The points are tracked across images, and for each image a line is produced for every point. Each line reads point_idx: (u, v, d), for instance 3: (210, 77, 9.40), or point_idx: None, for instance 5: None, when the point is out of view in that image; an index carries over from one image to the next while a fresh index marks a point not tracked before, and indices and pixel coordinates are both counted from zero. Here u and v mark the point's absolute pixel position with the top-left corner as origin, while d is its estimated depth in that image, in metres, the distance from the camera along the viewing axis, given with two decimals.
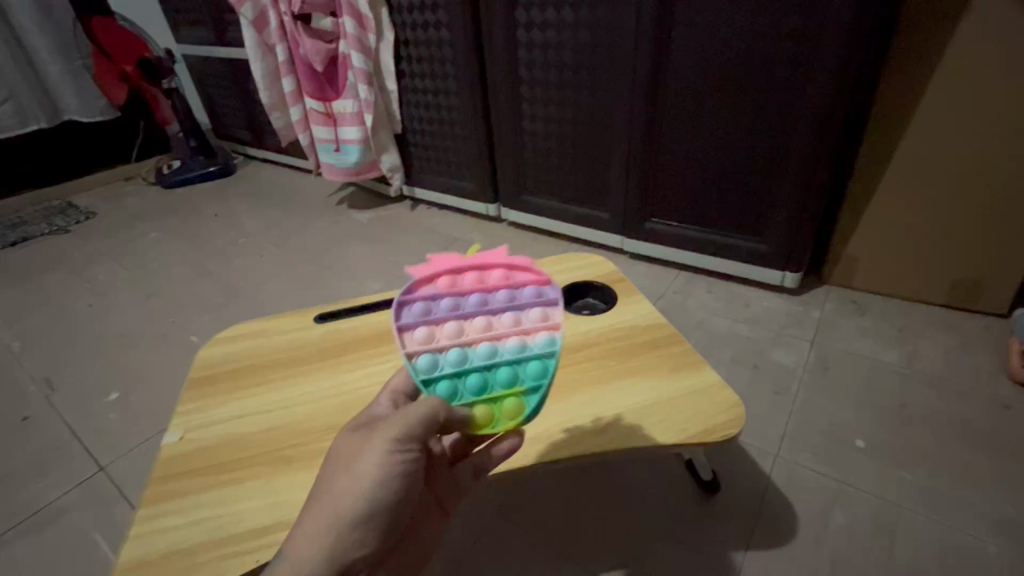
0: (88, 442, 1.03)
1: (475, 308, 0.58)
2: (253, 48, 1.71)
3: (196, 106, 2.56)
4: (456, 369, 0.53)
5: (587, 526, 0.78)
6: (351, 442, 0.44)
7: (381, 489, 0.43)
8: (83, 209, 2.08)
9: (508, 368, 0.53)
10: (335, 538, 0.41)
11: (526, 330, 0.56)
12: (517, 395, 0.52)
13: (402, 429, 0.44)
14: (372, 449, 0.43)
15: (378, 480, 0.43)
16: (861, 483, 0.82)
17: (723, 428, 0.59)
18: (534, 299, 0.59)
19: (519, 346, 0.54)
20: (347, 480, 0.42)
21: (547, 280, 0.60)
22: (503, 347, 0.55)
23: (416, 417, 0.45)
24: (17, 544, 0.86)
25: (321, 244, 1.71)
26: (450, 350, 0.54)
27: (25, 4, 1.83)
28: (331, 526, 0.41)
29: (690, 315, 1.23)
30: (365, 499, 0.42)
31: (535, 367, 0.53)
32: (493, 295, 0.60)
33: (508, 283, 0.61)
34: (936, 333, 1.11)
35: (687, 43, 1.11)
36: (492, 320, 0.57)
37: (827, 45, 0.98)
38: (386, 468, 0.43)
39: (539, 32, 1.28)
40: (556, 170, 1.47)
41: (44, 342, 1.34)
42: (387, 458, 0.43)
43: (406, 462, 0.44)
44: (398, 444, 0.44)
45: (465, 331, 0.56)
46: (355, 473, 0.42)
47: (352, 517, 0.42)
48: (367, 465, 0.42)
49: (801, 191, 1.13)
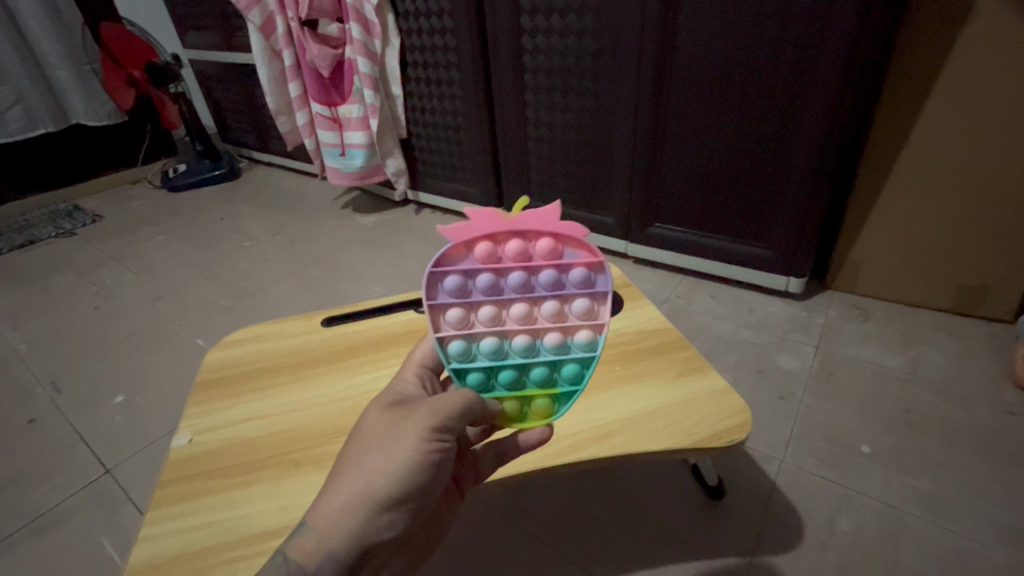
0: (94, 443, 1.04)
1: (514, 290, 0.48)
2: (260, 53, 1.73)
3: (203, 110, 2.58)
4: (490, 360, 0.48)
5: (591, 530, 0.78)
6: (388, 422, 0.43)
7: (413, 476, 0.41)
8: (90, 212, 2.09)
9: (543, 368, 0.48)
10: (362, 518, 0.40)
11: (569, 323, 0.48)
12: (550, 395, 0.49)
13: (442, 417, 0.42)
14: (409, 433, 0.42)
15: (411, 465, 0.41)
16: (865, 489, 0.82)
17: (729, 433, 0.59)
18: (581, 287, 0.48)
19: (557, 345, 0.48)
20: (380, 460, 0.41)
21: (600, 263, 0.48)
22: (542, 342, 0.48)
23: (454, 407, 0.43)
24: (23, 545, 0.87)
25: (326, 247, 1.72)
26: (484, 337, 0.48)
27: (36, 9, 1.86)
28: (360, 503, 0.40)
29: (695, 320, 1.23)
30: (396, 483, 0.41)
31: (572, 372, 0.48)
32: (536, 273, 0.48)
33: (557, 260, 0.49)
34: (940, 338, 1.11)
35: (691, 49, 1.12)
36: (533, 306, 0.49)
37: (832, 52, 0.98)
38: (420, 455, 0.42)
39: (544, 38, 1.29)
40: (561, 175, 1.48)
41: (51, 344, 1.35)
42: (423, 445, 0.42)
43: (440, 452, 0.43)
44: (435, 433, 0.42)
45: (503, 316, 0.48)
46: (390, 454, 0.41)
47: (383, 499, 0.41)
48: (404, 450, 0.41)
49: (804, 197, 1.14)
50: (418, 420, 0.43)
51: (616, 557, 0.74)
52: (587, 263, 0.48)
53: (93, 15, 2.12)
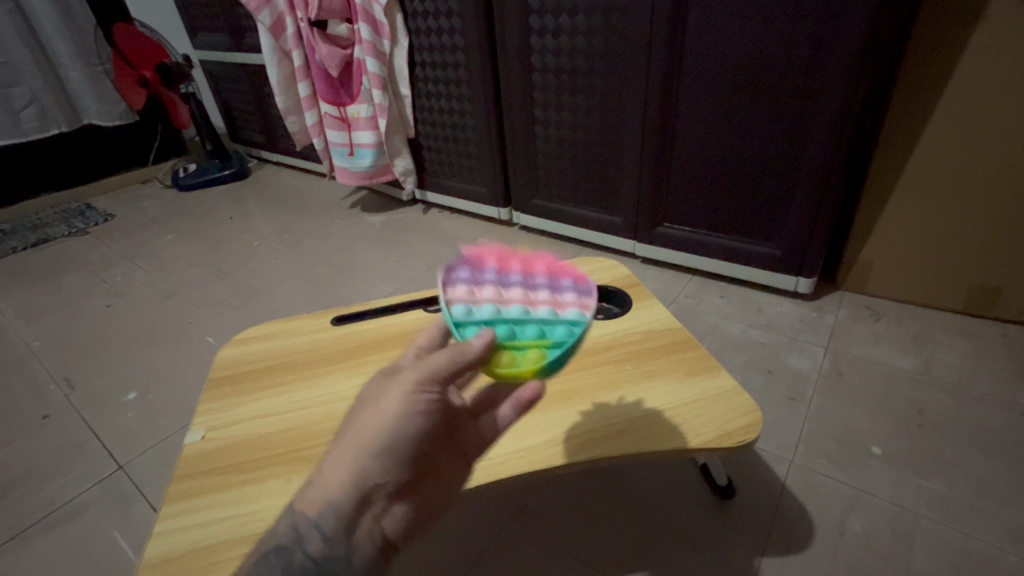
0: (108, 439, 1.05)
1: (516, 281, 0.52)
2: (270, 54, 1.74)
3: (213, 111, 2.61)
4: (489, 320, 0.47)
5: (600, 529, 0.78)
6: (376, 383, 0.41)
7: (404, 430, 0.38)
8: (102, 211, 2.11)
9: (537, 326, 0.49)
10: (359, 470, 0.37)
11: (561, 303, 0.53)
12: (540, 347, 0.47)
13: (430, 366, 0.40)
14: (395, 387, 0.39)
15: (406, 413, 0.39)
16: (877, 490, 0.81)
17: (740, 433, 0.59)
18: (570, 286, 0.55)
19: (552, 314, 0.51)
20: (374, 406, 0.39)
21: (583, 279, 0.57)
22: (535, 313, 0.51)
23: (441, 358, 0.40)
24: (37, 539, 0.88)
25: (334, 246, 1.73)
26: (484, 303, 0.49)
27: (50, 10, 1.89)
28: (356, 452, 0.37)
29: (704, 320, 1.23)
30: (390, 434, 0.38)
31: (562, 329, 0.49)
32: (534, 277, 0.54)
33: (551, 272, 0.56)
34: (952, 339, 1.10)
35: (699, 49, 1.12)
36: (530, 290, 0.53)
37: (843, 53, 0.97)
38: (408, 408, 0.39)
39: (552, 38, 1.29)
40: (568, 174, 1.48)
41: (64, 341, 1.37)
42: (409, 398, 0.39)
43: (429, 403, 0.40)
44: (422, 385, 0.39)
45: (503, 295, 0.51)
46: (377, 410, 0.38)
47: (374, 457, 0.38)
48: (390, 403, 0.38)
49: (815, 197, 1.13)
50: (406, 374, 0.40)
51: (626, 556, 0.74)
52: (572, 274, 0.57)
53: (106, 17, 2.14)
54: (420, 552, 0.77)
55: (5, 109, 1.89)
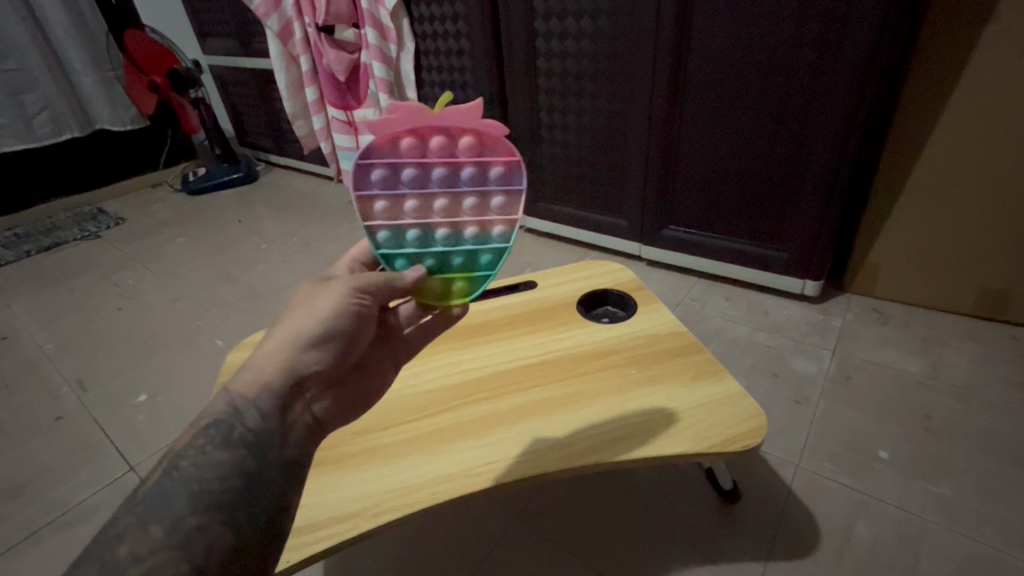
0: (119, 440, 1.07)
1: (439, 185, 0.51)
2: (278, 59, 1.76)
3: (222, 115, 2.64)
4: (416, 249, 0.52)
5: (606, 533, 0.78)
6: (311, 289, 0.50)
7: (336, 323, 0.47)
8: (113, 215, 2.14)
9: (463, 254, 0.53)
10: (294, 356, 0.46)
11: (488, 217, 0.52)
12: (468, 275, 0.53)
13: (363, 280, 0.49)
14: (330, 292, 0.48)
15: (337, 313, 0.47)
16: (884, 495, 0.80)
17: (745, 437, 0.59)
18: (500, 183, 0.52)
19: (479, 236, 0.52)
20: (306, 308, 0.47)
21: (515, 162, 0.52)
22: (462, 235, 0.52)
23: (376, 277, 0.50)
24: (51, 539, 0.89)
25: (341, 250, 1.74)
26: (408, 226, 0.52)
27: (62, 17, 1.92)
28: (291, 342, 0.46)
29: (709, 323, 1.23)
30: (322, 325, 0.47)
31: (488, 258, 0.53)
32: (459, 170, 0.51)
33: (477, 158, 0.52)
34: (961, 343, 1.09)
35: (705, 51, 1.12)
36: (456, 200, 0.52)
37: (850, 53, 0.97)
38: (338, 309, 0.48)
39: (558, 42, 1.30)
40: (575, 177, 1.48)
41: (76, 343, 1.39)
42: (341, 302, 0.48)
43: (359, 308, 0.49)
44: (354, 293, 0.49)
45: (427, 211, 0.52)
46: (312, 306, 0.47)
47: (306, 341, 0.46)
48: (327, 302, 0.47)
49: (820, 198, 1.13)
50: (340, 284, 0.49)
51: (631, 560, 0.74)
52: (505, 160, 0.52)
53: (117, 23, 2.17)
54: (426, 555, 0.77)
55: (19, 115, 1.92)
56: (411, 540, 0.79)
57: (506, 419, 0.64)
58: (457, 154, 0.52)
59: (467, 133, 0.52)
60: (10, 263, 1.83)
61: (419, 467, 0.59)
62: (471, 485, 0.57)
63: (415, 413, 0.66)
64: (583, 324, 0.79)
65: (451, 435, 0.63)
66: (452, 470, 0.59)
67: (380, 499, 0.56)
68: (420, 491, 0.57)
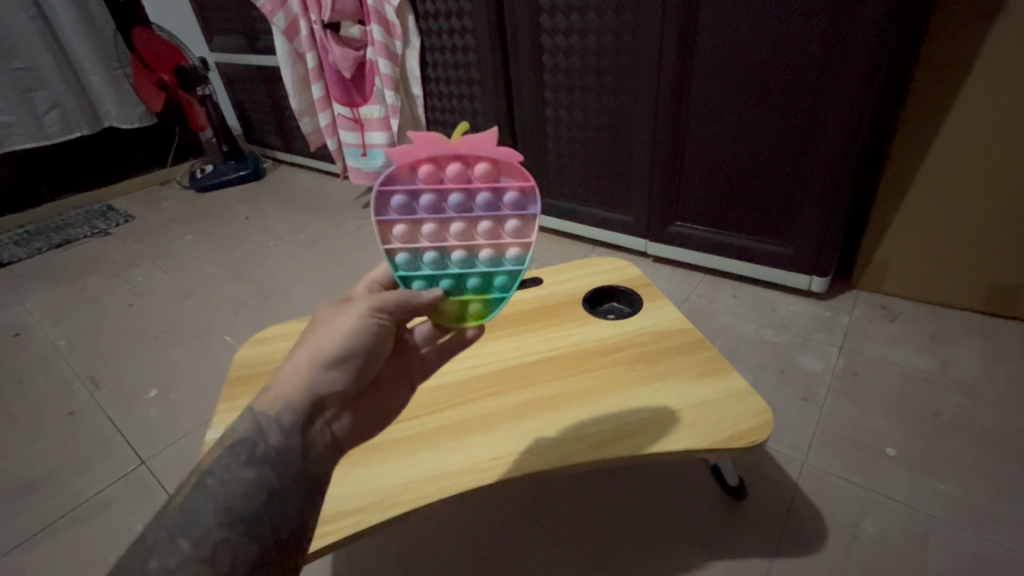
0: (132, 435, 1.08)
1: (455, 210, 0.53)
2: (284, 56, 1.76)
3: (228, 112, 2.65)
4: (432, 270, 0.54)
5: (613, 529, 0.78)
6: (334, 307, 0.49)
7: (355, 342, 0.47)
8: (123, 212, 2.16)
9: (478, 276, 0.54)
10: (313, 374, 0.46)
11: (502, 240, 0.54)
12: (483, 298, 0.55)
13: (382, 299, 0.49)
14: (351, 310, 0.48)
15: (355, 334, 0.47)
16: (891, 493, 0.80)
17: (750, 434, 0.59)
18: (514, 207, 0.53)
19: (493, 259, 0.53)
20: (326, 328, 0.47)
21: (530, 188, 0.53)
22: (477, 257, 0.54)
23: (393, 295, 0.49)
24: (66, 532, 0.91)
25: (347, 246, 1.75)
26: (425, 250, 0.53)
27: (71, 16, 1.93)
28: (310, 364, 0.46)
29: (716, 320, 1.22)
30: (341, 344, 0.46)
31: (502, 281, 0.54)
32: (475, 196, 0.53)
33: (493, 183, 0.53)
34: (971, 340, 1.08)
35: (712, 47, 1.11)
36: (471, 225, 0.54)
37: (858, 48, 0.96)
38: (358, 327, 0.47)
39: (563, 38, 1.29)
40: (580, 173, 1.48)
41: (88, 340, 1.41)
42: (361, 320, 0.47)
43: (378, 327, 0.48)
44: (374, 311, 0.48)
45: (444, 235, 0.54)
46: (333, 325, 0.47)
47: (326, 359, 0.46)
48: (345, 322, 0.47)
49: (828, 194, 1.12)
50: (361, 302, 0.49)
51: (638, 556, 0.75)
52: (519, 186, 0.53)
53: (125, 21, 2.18)
54: (433, 549, 0.78)
55: (30, 114, 1.95)
56: (420, 534, 0.80)
57: (513, 415, 0.65)
58: (473, 180, 0.54)
59: (484, 160, 0.54)
60: (22, 260, 1.86)
61: (429, 461, 0.60)
62: (479, 480, 0.57)
63: (423, 409, 0.67)
64: (588, 321, 0.80)
65: (457, 430, 0.63)
66: (460, 464, 0.59)
67: (389, 493, 0.57)
68: (429, 484, 0.57)
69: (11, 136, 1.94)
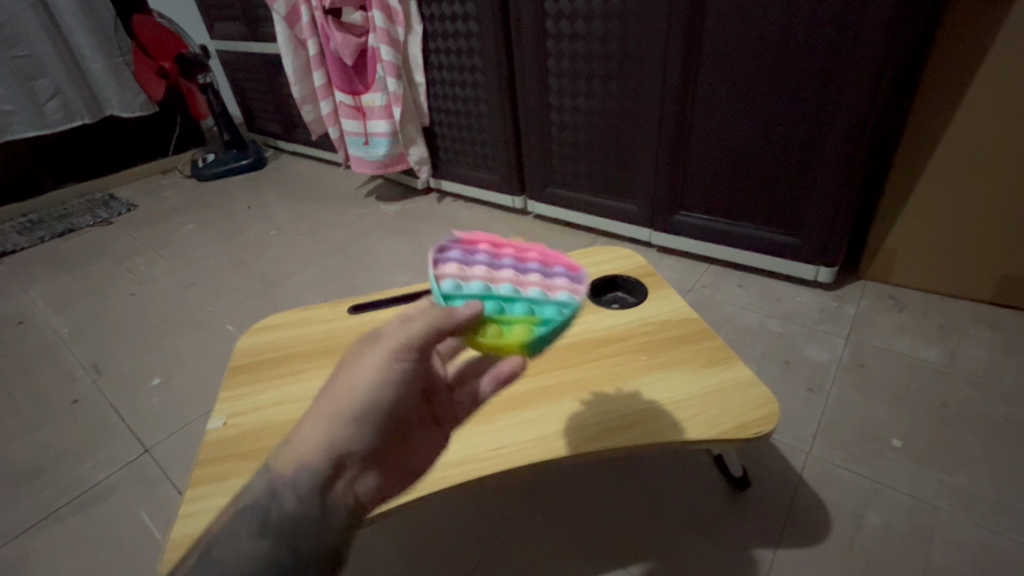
0: (135, 423, 1.09)
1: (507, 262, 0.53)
2: (285, 43, 1.74)
3: (230, 101, 2.63)
4: (476, 294, 0.47)
5: (615, 519, 0.78)
6: (352, 347, 0.40)
7: (382, 393, 0.38)
8: (125, 201, 2.16)
9: (526, 305, 0.48)
10: (329, 433, 0.37)
11: (551, 284, 0.52)
12: (529, 324, 0.47)
13: (411, 334, 0.39)
14: (372, 355, 0.39)
15: (379, 386, 0.38)
16: (896, 484, 0.80)
17: (756, 425, 0.58)
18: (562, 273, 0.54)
19: (541, 294, 0.50)
20: (344, 377, 0.38)
21: (576, 266, 0.56)
22: (526, 291, 0.50)
23: (419, 329, 0.40)
24: (69, 518, 0.91)
25: (349, 236, 1.74)
26: (472, 278, 0.48)
27: (70, 3, 1.91)
28: (329, 421, 0.37)
29: (721, 309, 1.21)
30: (364, 399, 0.38)
31: (552, 308, 0.49)
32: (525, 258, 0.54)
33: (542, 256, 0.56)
34: (980, 331, 1.07)
35: (720, 31, 1.09)
36: (521, 276, 0.52)
37: (871, 32, 0.94)
38: (385, 376, 0.38)
39: (568, 22, 1.27)
40: (584, 161, 1.46)
41: (91, 328, 1.41)
42: (387, 366, 0.39)
43: (405, 371, 0.39)
44: (399, 354, 0.39)
45: (494, 275, 0.50)
46: (352, 375, 0.38)
47: (350, 412, 0.37)
48: (367, 371, 0.38)
49: (837, 182, 1.10)
50: (384, 341, 0.39)
51: (640, 546, 0.74)
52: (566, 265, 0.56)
53: (125, 8, 2.16)
54: (435, 537, 0.78)
55: (31, 102, 1.93)
56: (422, 523, 0.80)
57: (515, 404, 0.64)
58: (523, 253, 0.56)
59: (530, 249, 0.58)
60: (24, 249, 1.86)
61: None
62: (481, 469, 0.57)
63: None
64: (592, 310, 0.79)
65: None
66: (462, 452, 0.59)
67: None
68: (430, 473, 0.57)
69: (12, 125, 1.93)
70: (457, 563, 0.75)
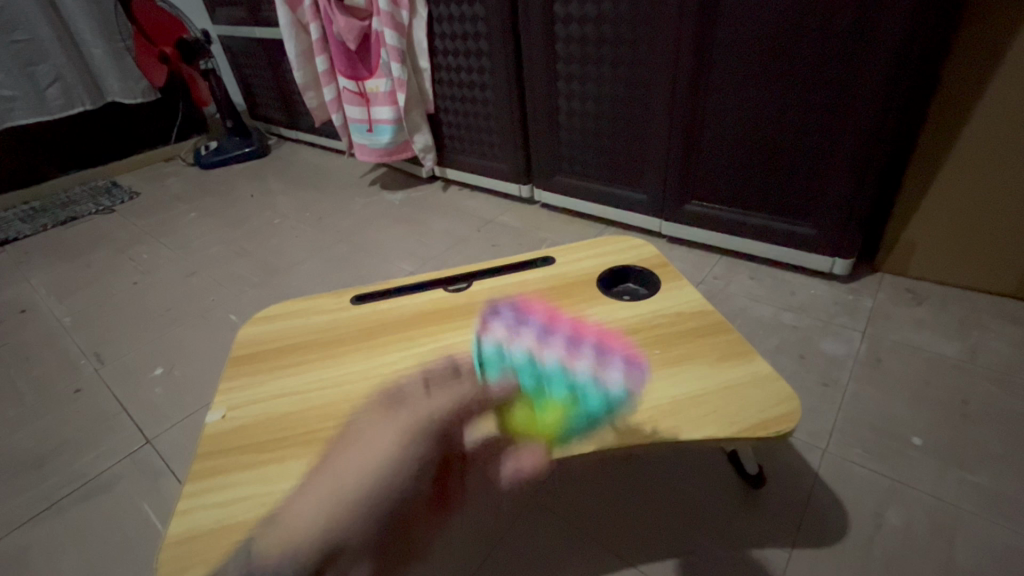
0: (137, 413, 1.07)
1: (559, 350, 0.68)
2: (287, 27, 1.70)
3: (233, 88, 2.60)
4: (515, 367, 0.66)
5: (625, 516, 0.76)
6: (370, 430, 0.60)
7: (382, 473, 0.55)
8: (127, 189, 2.14)
9: (561, 389, 0.62)
10: (325, 508, 0.52)
11: (598, 371, 0.64)
12: (559, 409, 0.60)
13: (416, 421, 0.60)
14: (384, 435, 0.59)
15: (376, 468, 0.56)
16: (916, 482, 0.77)
17: (777, 422, 0.56)
18: (617, 361, 0.65)
19: (586, 379, 0.63)
20: (358, 451, 0.57)
21: (637, 357, 0.66)
22: (568, 374, 0.64)
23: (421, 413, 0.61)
24: (70, 510, 0.90)
25: (353, 225, 1.72)
26: (519, 348, 0.69)
27: None
28: (330, 494, 0.53)
29: (733, 302, 1.18)
30: (364, 478, 0.55)
31: (590, 397, 0.61)
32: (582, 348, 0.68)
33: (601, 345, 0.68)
34: (1002, 325, 1.03)
35: (735, 12, 1.04)
36: (568, 361, 0.67)
37: (896, 12, 0.90)
38: (393, 452, 0.57)
39: (577, 4, 1.23)
40: (593, 149, 1.43)
41: (93, 317, 1.39)
42: (396, 444, 0.57)
43: (399, 461, 0.56)
44: (406, 436, 0.58)
45: (544, 352, 0.68)
46: (366, 449, 0.57)
47: (347, 491, 0.54)
48: (378, 451, 0.57)
49: (856, 170, 1.07)
50: (402, 418, 0.61)
51: (652, 544, 0.72)
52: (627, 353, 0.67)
53: None
54: None
55: (32, 87, 1.91)
56: None
57: (524, 398, 0.62)
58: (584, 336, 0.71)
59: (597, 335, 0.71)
60: (27, 237, 1.84)
61: (436, 445, 0.58)
62: None
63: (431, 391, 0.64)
64: (603, 301, 0.76)
65: (468, 414, 0.60)
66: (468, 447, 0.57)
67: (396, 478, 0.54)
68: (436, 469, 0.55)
69: (14, 111, 1.90)
70: (463, 559, 0.73)
